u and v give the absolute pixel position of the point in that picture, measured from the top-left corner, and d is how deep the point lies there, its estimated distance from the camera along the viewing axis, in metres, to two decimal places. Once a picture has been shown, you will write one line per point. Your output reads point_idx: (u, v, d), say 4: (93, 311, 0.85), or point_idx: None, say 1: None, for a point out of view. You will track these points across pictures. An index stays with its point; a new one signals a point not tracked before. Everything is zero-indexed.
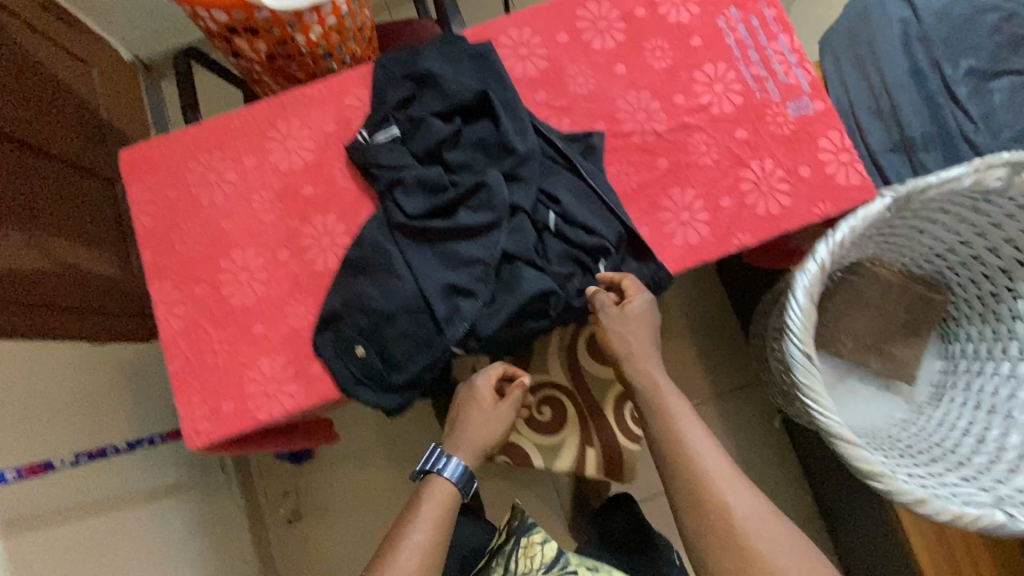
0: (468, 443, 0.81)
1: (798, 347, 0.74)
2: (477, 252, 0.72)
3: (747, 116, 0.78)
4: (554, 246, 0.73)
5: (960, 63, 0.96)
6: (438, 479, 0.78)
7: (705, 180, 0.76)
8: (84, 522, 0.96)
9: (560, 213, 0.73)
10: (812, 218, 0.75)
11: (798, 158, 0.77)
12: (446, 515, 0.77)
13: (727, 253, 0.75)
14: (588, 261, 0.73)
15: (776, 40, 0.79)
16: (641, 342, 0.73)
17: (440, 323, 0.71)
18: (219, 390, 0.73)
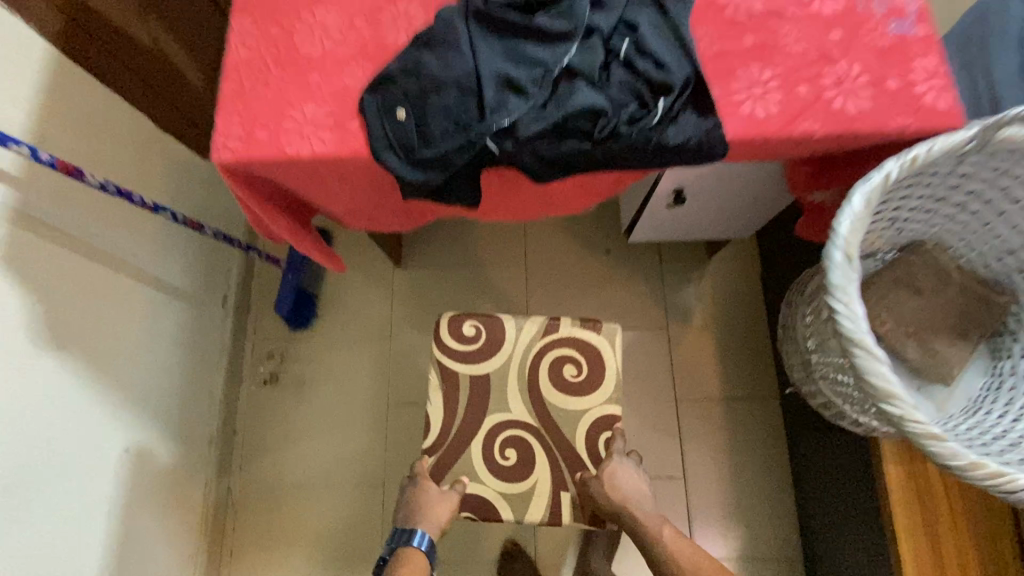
0: (429, 522, 0.90)
1: (840, 246, 0.68)
2: (542, 55, 0.72)
3: (846, 21, 0.76)
4: (618, 73, 0.72)
5: None
6: (410, 553, 0.89)
7: (787, 65, 0.74)
8: (67, 252, 0.98)
9: (634, 44, 0.72)
10: (888, 128, 0.72)
11: (889, 70, 0.74)
12: None
13: (790, 136, 0.72)
14: (648, 94, 0.70)
15: None
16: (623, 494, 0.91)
17: (485, 110, 0.71)
18: (258, 118, 0.75)
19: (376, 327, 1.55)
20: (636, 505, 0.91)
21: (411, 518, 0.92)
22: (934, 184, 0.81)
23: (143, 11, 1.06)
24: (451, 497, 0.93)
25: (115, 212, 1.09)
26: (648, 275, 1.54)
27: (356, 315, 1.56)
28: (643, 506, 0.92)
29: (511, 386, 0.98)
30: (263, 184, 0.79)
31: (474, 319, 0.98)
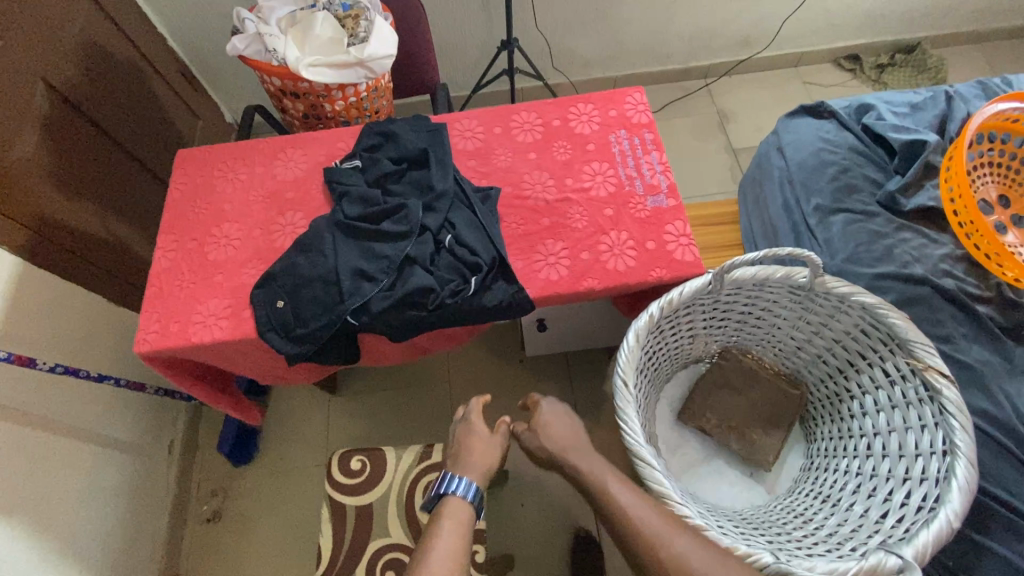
0: (471, 467, 0.92)
1: (619, 375, 0.91)
2: (385, 252, 0.96)
3: (615, 200, 1.03)
4: (444, 258, 0.96)
5: (811, 199, 1.10)
6: (452, 501, 0.88)
7: (573, 238, 1.00)
8: (20, 428, 1.14)
9: (455, 236, 0.97)
10: (649, 279, 0.95)
11: (647, 235, 0.99)
12: (465, 530, 0.85)
13: (578, 291, 0.96)
14: (466, 273, 0.94)
15: (649, 155, 1.07)
16: (560, 438, 0.93)
17: (344, 297, 0.93)
18: (172, 314, 0.97)
19: (316, 454, 1.68)
20: (577, 449, 0.91)
21: (456, 457, 0.96)
22: (710, 309, 1.05)
23: (97, 211, 1.38)
24: (486, 434, 0.98)
25: (64, 396, 1.26)
26: (557, 380, 1.73)
27: (295, 445, 1.70)
28: (584, 453, 0.90)
29: (392, 514, 1.03)
30: (179, 363, 1.00)
31: (359, 454, 1.06)
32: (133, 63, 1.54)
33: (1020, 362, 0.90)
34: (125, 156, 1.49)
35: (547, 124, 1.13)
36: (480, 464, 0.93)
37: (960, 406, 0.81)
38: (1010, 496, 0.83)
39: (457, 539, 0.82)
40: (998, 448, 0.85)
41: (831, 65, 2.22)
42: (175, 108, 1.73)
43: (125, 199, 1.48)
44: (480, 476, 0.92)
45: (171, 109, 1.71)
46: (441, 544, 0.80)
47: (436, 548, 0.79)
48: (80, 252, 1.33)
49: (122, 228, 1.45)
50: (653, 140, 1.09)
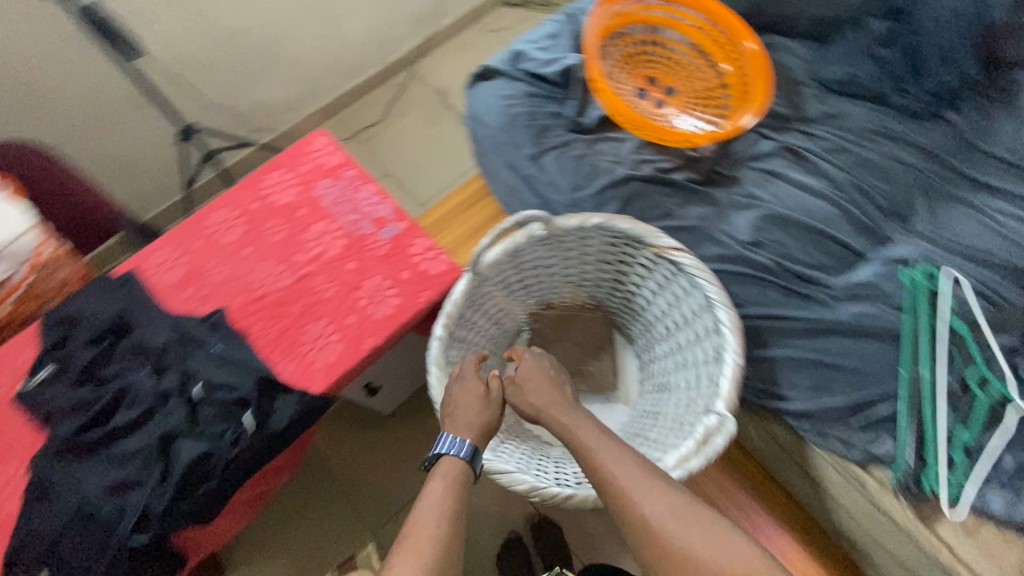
0: (470, 424, 0.84)
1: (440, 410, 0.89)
2: (135, 445, 0.83)
3: (353, 251, 0.98)
4: (205, 411, 0.85)
5: (522, 148, 1.16)
6: (444, 461, 0.80)
7: (330, 310, 0.94)
8: None
9: (202, 383, 0.87)
10: (419, 306, 0.93)
11: (398, 267, 0.96)
12: (459, 493, 0.76)
13: (361, 357, 0.90)
14: (234, 412, 0.85)
15: (359, 190, 1.03)
16: (540, 397, 0.89)
17: (117, 520, 0.79)
18: None
19: None
20: (557, 406, 0.86)
21: (452, 417, 0.85)
22: (492, 293, 1.06)
23: None
24: (481, 389, 0.89)
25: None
26: None
27: None
28: (565, 411, 0.85)
29: None
30: None
31: None
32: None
33: (725, 202, 1.06)
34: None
35: (247, 211, 1.04)
36: (473, 421, 0.84)
37: (698, 265, 0.94)
38: (770, 307, 0.97)
39: (446, 500, 0.73)
40: (747, 277, 0.99)
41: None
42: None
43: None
44: (483, 431, 0.85)
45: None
46: (421, 520, 0.71)
47: (421, 516, 0.71)
48: None
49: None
50: (357, 174, 1.05)
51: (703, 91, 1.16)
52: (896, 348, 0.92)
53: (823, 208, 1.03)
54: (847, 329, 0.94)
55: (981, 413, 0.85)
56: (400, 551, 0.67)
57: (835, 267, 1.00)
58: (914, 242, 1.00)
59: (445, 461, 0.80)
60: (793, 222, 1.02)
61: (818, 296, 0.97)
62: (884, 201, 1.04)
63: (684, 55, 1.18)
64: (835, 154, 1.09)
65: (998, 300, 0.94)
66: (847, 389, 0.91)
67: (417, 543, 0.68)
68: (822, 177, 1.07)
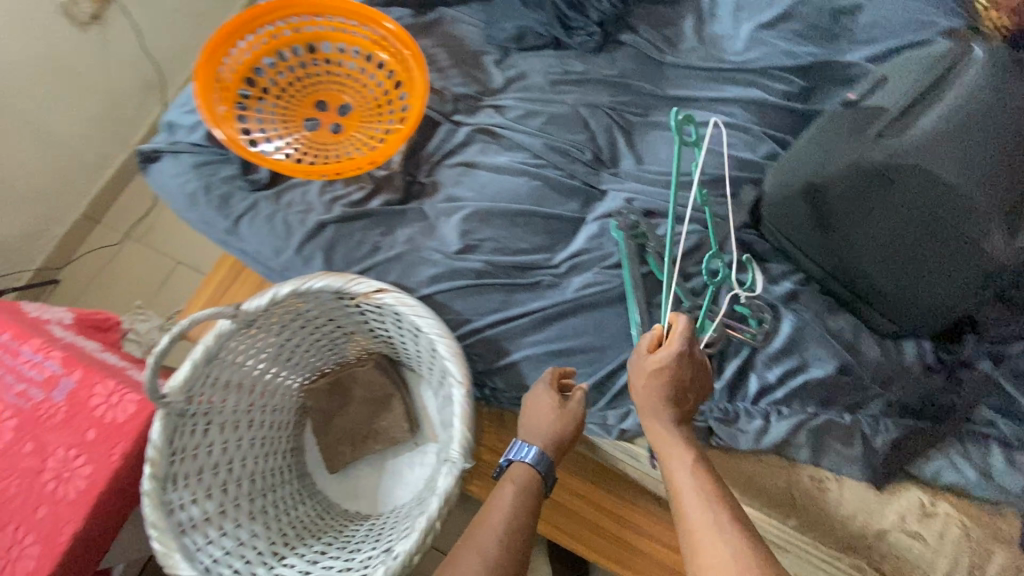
0: (539, 435, 0.76)
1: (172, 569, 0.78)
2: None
3: (29, 429, 0.85)
4: None
5: (214, 228, 1.02)
6: (519, 468, 0.75)
7: (16, 510, 0.81)
8: None
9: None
10: (115, 463, 0.82)
11: (80, 428, 0.84)
12: (519, 514, 0.71)
13: (63, 551, 0.78)
14: None
15: (19, 355, 0.88)
16: (652, 405, 0.72)
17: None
18: None
19: None
20: (662, 416, 0.71)
21: (525, 423, 0.79)
22: (225, 403, 0.94)
23: None
24: (554, 404, 0.78)
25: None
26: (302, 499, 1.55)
27: None
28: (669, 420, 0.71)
29: None
30: None
31: None
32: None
33: (431, 213, 0.97)
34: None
35: None
36: (541, 430, 0.77)
37: (398, 299, 0.86)
38: (500, 312, 0.89)
39: (517, 510, 0.71)
40: (466, 289, 0.90)
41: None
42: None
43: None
44: (552, 446, 0.76)
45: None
46: (480, 527, 0.70)
47: (489, 516, 0.70)
48: None
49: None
50: (12, 336, 0.90)
51: (378, 104, 1.04)
52: (624, 309, 0.88)
53: (527, 184, 0.96)
54: (573, 306, 0.88)
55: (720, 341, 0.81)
56: (466, 547, 0.68)
57: (555, 243, 0.94)
58: (623, 187, 0.95)
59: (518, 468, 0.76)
60: (499, 211, 0.94)
61: (544, 280, 0.91)
62: (585, 153, 0.98)
63: (346, 69, 1.05)
64: (528, 119, 1.01)
65: (710, 220, 0.90)
66: (588, 369, 0.87)
67: (481, 542, 0.68)
68: (520, 150, 1.00)
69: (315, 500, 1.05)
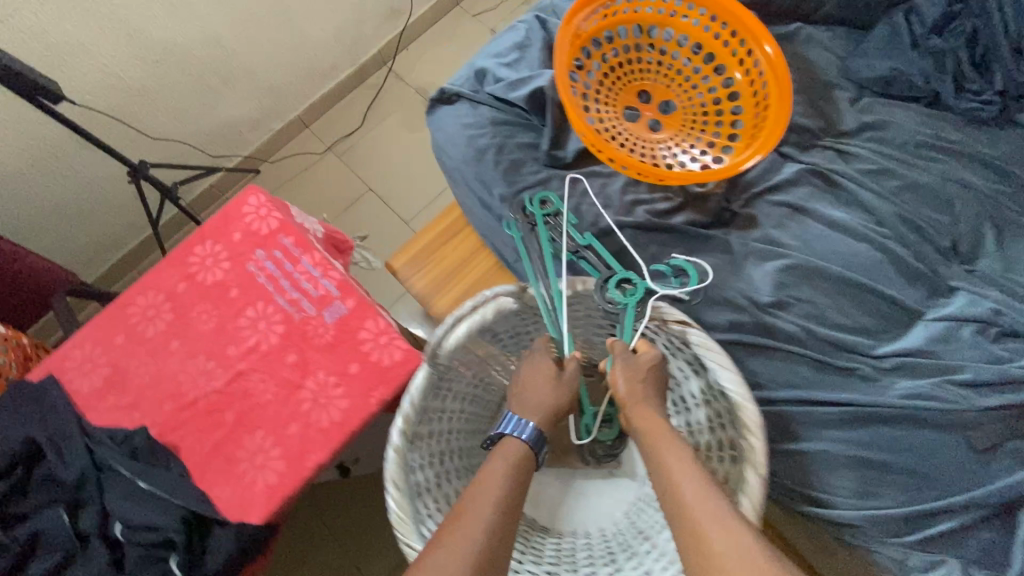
0: (532, 405, 0.80)
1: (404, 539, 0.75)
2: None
3: (292, 340, 0.84)
4: (130, 554, 0.72)
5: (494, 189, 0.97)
6: (509, 442, 0.77)
7: (269, 418, 0.80)
8: None
9: (125, 523, 0.74)
10: (372, 407, 0.79)
11: (345, 358, 0.82)
12: (522, 477, 0.73)
13: (307, 479, 0.77)
14: (164, 552, 0.72)
15: (299, 263, 0.88)
16: (653, 424, 0.70)
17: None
18: None
19: None
20: (650, 406, 0.72)
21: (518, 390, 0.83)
22: (467, 374, 0.89)
23: None
24: (551, 368, 0.83)
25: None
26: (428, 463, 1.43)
27: None
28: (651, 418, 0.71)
29: None
30: None
31: None
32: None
33: (740, 250, 0.86)
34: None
35: (172, 292, 0.89)
36: (538, 402, 0.81)
37: (704, 342, 0.76)
38: (800, 390, 0.79)
39: (513, 480, 0.71)
40: (769, 348, 0.80)
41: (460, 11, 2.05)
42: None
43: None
44: (546, 418, 0.79)
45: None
46: (482, 498, 0.68)
47: (491, 481, 0.70)
48: None
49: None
50: (295, 242, 0.90)
51: (702, 110, 0.94)
52: (962, 437, 0.73)
53: (863, 252, 0.83)
54: (894, 413, 0.76)
55: (631, 323, 0.79)
56: (470, 513, 0.66)
57: (882, 330, 0.81)
58: (982, 292, 0.80)
59: (512, 442, 0.77)
60: (827, 273, 0.82)
61: (859, 369, 0.79)
62: (943, 238, 0.83)
63: (681, 64, 0.95)
64: (879, 178, 0.87)
65: None
66: (901, 495, 0.73)
67: (482, 503, 0.67)
68: (857, 209, 0.87)
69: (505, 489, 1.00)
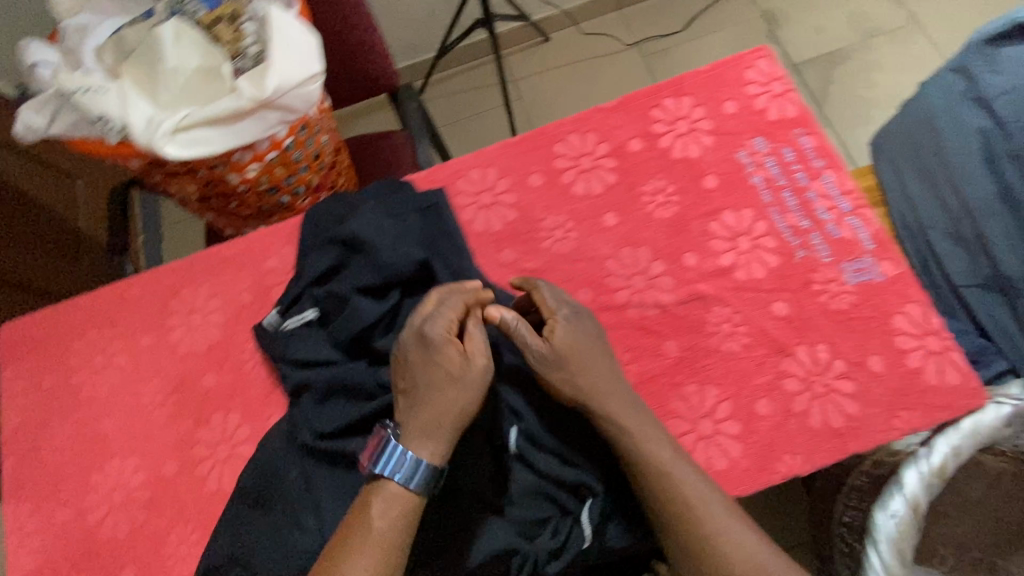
0: (426, 429, 0.49)
1: None
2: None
3: (787, 284, 0.57)
4: (520, 480, 0.53)
5: None
6: (386, 488, 0.49)
7: (731, 375, 0.55)
8: None
9: (523, 433, 0.54)
10: (892, 434, 0.52)
11: (866, 344, 0.55)
12: (404, 539, 0.48)
13: (770, 486, 0.53)
14: (566, 501, 0.52)
15: (819, 179, 0.59)
16: (620, 413, 0.51)
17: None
18: None
19: None
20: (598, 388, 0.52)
21: (411, 398, 0.51)
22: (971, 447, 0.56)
23: None
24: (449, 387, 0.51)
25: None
26: None
27: None
28: (617, 382, 0.53)
29: None
30: None
31: None
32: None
33: None
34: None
35: (621, 148, 0.64)
36: (439, 419, 0.50)
37: None
38: None
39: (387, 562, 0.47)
40: None
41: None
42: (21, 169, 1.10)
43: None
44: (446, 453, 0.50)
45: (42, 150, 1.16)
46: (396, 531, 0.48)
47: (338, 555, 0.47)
48: None
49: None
50: (816, 147, 0.61)
51: None
52: None
53: None
54: None
55: None
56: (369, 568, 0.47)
57: None
58: None
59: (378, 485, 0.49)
60: None
61: None
62: None
63: None
64: None
65: None
66: None
67: None
68: None
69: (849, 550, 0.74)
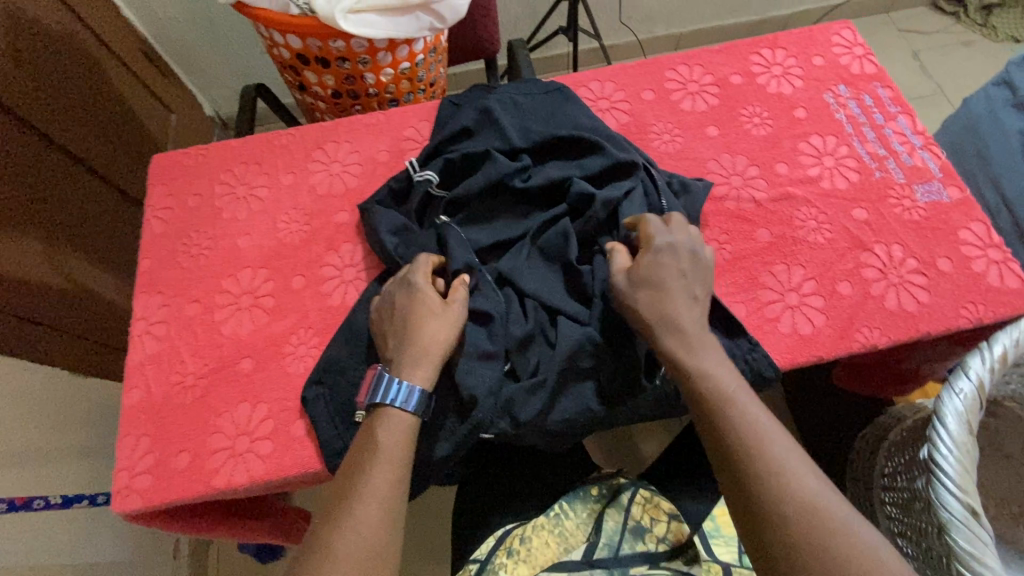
0: (422, 362, 0.54)
1: (955, 513, 0.53)
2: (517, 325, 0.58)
3: (866, 195, 0.65)
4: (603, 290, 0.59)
5: None
6: (388, 413, 0.53)
7: (817, 261, 0.62)
8: None
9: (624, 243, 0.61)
10: (960, 322, 0.59)
11: (935, 248, 0.62)
12: (402, 458, 0.51)
13: (848, 354, 0.58)
14: None
15: (895, 120, 0.69)
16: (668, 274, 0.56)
17: (461, 401, 0.57)
18: (188, 432, 0.58)
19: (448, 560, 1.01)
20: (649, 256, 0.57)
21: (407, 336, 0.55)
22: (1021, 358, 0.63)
23: (50, 249, 0.92)
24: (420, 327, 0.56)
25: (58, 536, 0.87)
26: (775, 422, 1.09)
27: None
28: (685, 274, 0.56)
29: None
30: (201, 507, 0.60)
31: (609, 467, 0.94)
32: (86, 40, 1.08)
33: None
34: (105, 187, 1.09)
35: (723, 80, 0.74)
36: (422, 354, 0.55)
37: None
38: None
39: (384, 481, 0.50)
40: None
41: (925, 10, 1.68)
42: (141, 100, 1.23)
43: (114, 253, 1.09)
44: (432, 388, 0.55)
45: (159, 90, 1.30)
46: (389, 462, 0.51)
47: (353, 463, 0.51)
48: (36, 319, 0.87)
49: (79, 268, 0.99)
50: (892, 98, 0.72)
51: None
52: None
53: None
54: None
55: None
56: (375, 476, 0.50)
57: None
58: None
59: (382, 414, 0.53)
60: None
61: None
62: None
63: None
64: None
65: None
66: None
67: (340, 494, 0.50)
68: None
69: (896, 485, 0.75)
